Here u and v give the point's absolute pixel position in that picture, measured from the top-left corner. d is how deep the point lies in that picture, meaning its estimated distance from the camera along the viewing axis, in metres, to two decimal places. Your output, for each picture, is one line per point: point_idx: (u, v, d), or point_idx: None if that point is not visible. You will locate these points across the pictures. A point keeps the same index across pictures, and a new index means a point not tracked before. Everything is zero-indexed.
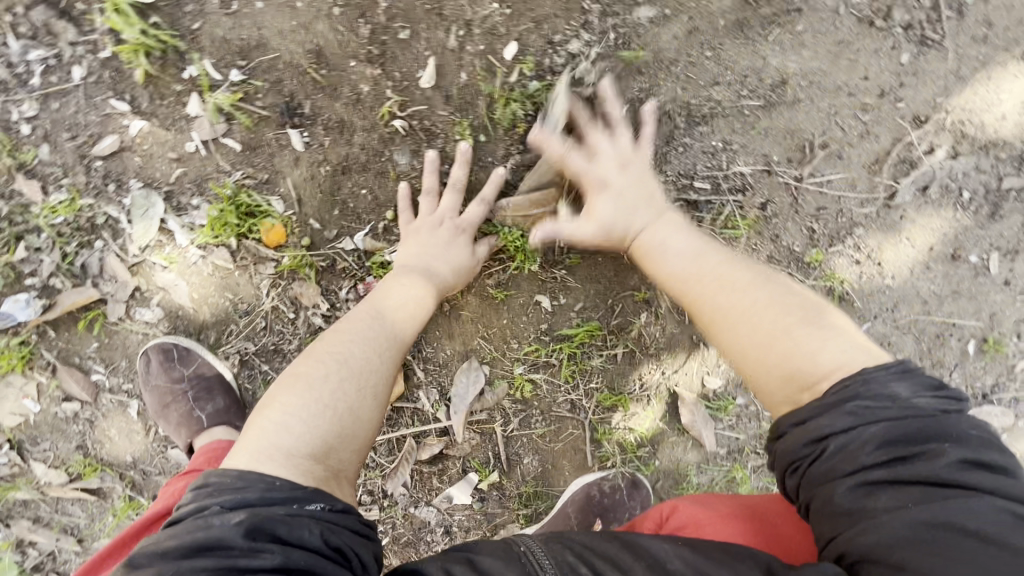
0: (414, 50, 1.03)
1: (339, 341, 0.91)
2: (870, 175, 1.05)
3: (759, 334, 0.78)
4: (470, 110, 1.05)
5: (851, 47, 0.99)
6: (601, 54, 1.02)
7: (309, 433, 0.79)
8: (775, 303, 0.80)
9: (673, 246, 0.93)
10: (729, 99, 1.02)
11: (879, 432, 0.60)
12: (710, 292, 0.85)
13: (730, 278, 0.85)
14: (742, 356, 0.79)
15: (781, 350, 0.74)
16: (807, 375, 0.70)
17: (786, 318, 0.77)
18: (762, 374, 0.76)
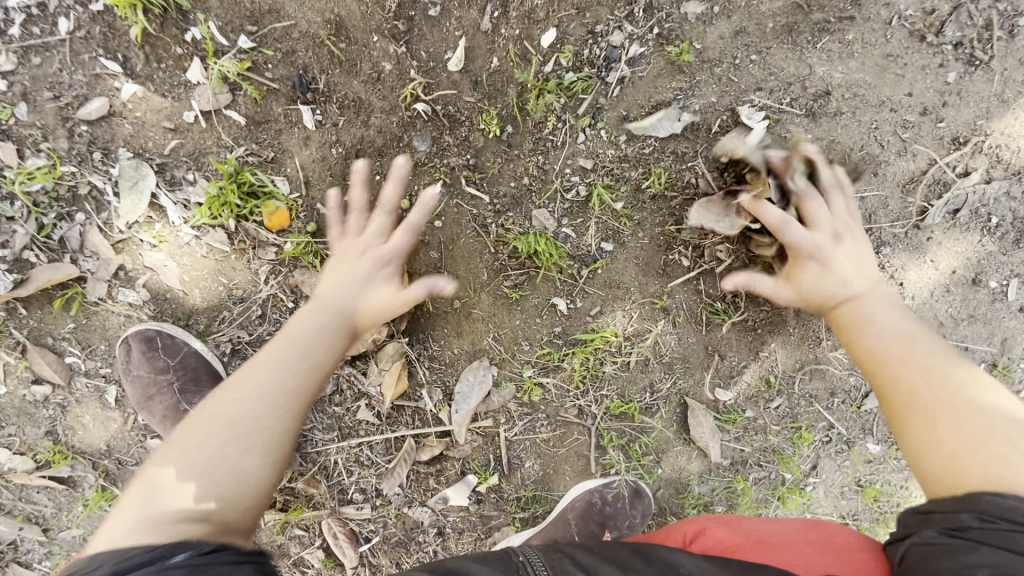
0: (443, 29, 0.97)
1: (230, 393, 0.82)
2: (904, 195, 1.03)
3: (965, 427, 0.71)
4: (500, 98, 0.99)
5: (899, 61, 0.96)
6: (642, 48, 0.96)
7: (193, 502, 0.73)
8: (993, 413, 0.72)
9: (884, 321, 0.88)
10: (770, 106, 0.98)
11: None
12: (903, 372, 0.81)
13: (930, 366, 0.80)
14: (926, 441, 0.73)
15: (994, 453, 0.67)
16: (1017, 485, 0.62)
17: (993, 423, 0.70)
18: (950, 471, 0.68)
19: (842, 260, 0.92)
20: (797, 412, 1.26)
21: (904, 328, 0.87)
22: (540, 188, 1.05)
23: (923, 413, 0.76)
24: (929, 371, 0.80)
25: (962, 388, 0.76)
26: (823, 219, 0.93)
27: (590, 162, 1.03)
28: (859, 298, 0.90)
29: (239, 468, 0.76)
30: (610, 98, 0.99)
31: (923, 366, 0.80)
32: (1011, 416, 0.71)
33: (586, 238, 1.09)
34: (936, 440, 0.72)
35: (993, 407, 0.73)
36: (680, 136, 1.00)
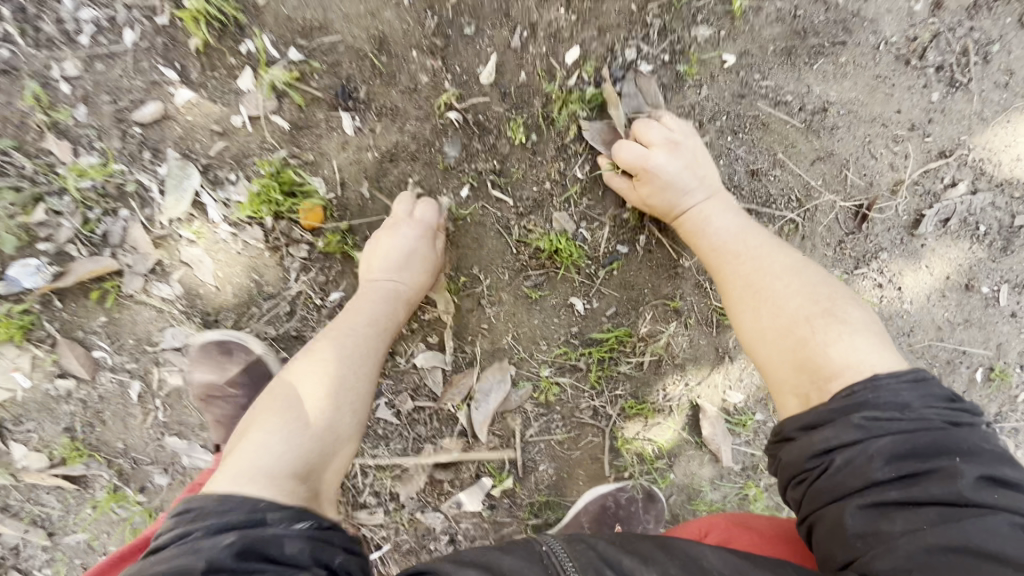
0: (476, 46, 1.07)
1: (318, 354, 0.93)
2: (898, 203, 1.11)
3: (785, 314, 0.85)
4: (526, 109, 1.08)
5: (887, 82, 1.06)
6: (657, 66, 1.06)
7: (274, 453, 0.80)
8: (805, 299, 0.86)
9: (719, 223, 1.01)
10: (774, 120, 1.08)
11: (886, 446, 0.68)
12: (739, 266, 0.94)
13: (748, 263, 0.94)
14: (754, 338, 0.88)
15: (799, 337, 0.82)
16: (814, 364, 0.79)
17: (800, 302, 0.85)
18: (767, 358, 0.86)
19: (677, 169, 1.02)
20: None
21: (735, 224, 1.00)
22: (560, 193, 1.12)
23: (745, 306, 0.90)
24: (758, 261, 0.94)
25: (776, 276, 0.89)
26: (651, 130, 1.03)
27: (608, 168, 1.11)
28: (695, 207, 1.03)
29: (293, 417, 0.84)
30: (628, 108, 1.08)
31: (753, 256, 0.94)
32: (811, 288, 0.87)
33: (604, 240, 1.16)
34: (755, 332, 0.87)
35: (799, 285, 0.87)
36: None
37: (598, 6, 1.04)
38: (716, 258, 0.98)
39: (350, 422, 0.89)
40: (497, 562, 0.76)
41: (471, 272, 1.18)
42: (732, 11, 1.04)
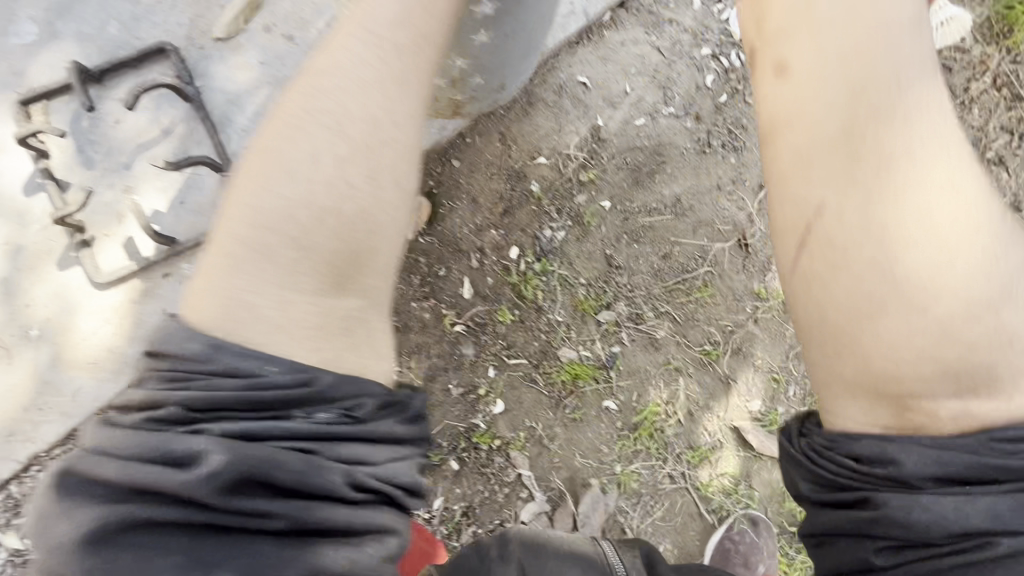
0: (451, 277, 1.48)
1: (321, 102, 0.71)
2: (757, 227, 1.61)
3: (959, 304, 0.67)
4: (502, 297, 1.50)
5: (703, 166, 1.60)
6: (567, 229, 1.53)
7: (305, 178, 0.69)
8: (1011, 312, 0.68)
9: (931, 125, 0.69)
10: (655, 220, 1.58)
11: (998, 508, 0.64)
12: (901, 181, 0.68)
13: (936, 204, 0.67)
14: (879, 285, 0.67)
15: (965, 350, 0.68)
16: (945, 383, 0.68)
17: (965, 288, 0.67)
18: (870, 352, 0.69)
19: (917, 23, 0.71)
20: (810, 389, 1.62)
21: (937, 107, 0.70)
22: (555, 335, 1.51)
23: (890, 241, 0.67)
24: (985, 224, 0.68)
25: (949, 213, 0.67)
26: None
27: (574, 302, 1.52)
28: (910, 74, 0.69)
29: (351, 140, 0.70)
30: (566, 259, 1.53)
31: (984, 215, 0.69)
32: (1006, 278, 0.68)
33: (602, 350, 1.53)
34: (891, 296, 0.67)
35: (985, 268, 0.67)
36: (616, 263, 1.56)
37: (512, 216, 1.50)
38: (879, 135, 0.69)
39: (395, 101, 0.73)
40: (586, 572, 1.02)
41: (526, 425, 1.48)
42: (589, 179, 1.54)
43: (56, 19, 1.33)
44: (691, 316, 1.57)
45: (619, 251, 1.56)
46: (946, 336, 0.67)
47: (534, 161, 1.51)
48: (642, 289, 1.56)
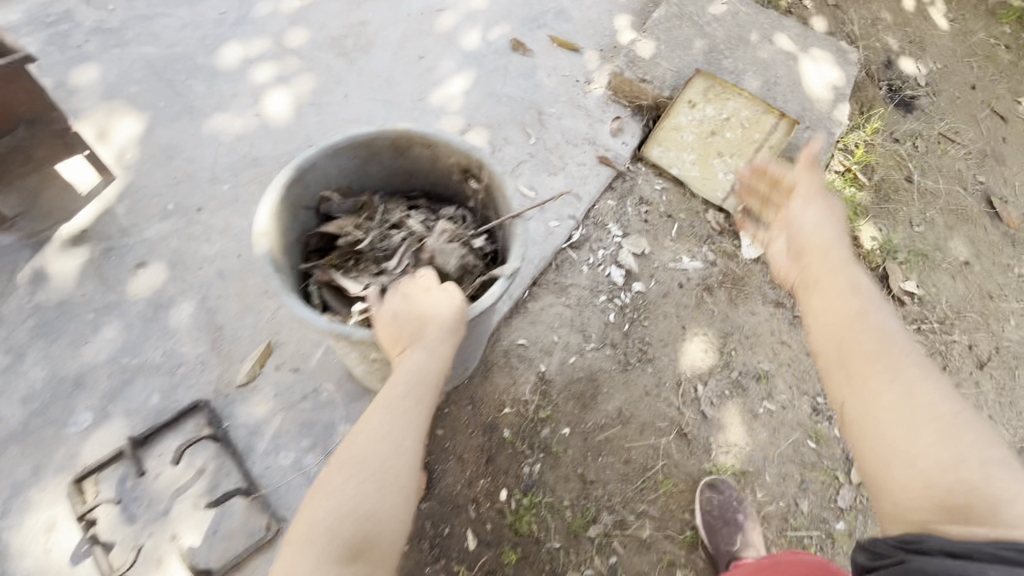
0: (456, 534, 1.69)
1: (362, 441, 1.01)
2: (689, 416, 1.99)
3: (951, 465, 0.90)
4: (504, 541, 1.70)
5: (630, 381, 2.03)
6: (541, 463, 1.83)
7: (343, 505, 0.94)
8: (918, 378, 0.98)
9: (891, 330, 1.04)
10: (608, 435, 1.92)
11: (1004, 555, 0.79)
12: (883, 375, 0.99)
13: (913, 381, 0.97)
14: (883, 445, 0.96)
15: (958, 491, 0.88)
16: (964, 508, 0.87)
17: (956, 437, 0.92)
18: (900, 491, 0.93)
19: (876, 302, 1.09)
20: (786, 546, 1.87)
21: (888, 321, 1.06)
22: (558, 561, 1.71)
23: (892, 409, 0.96)
24: (879, 324, 1.06)
25: (934, 397, 0.95)
26: (842, 253, 1.19)
27: (567, 526, 1.76)
28: (872, 314, 1.07)
29: (373, 469, 0.98)
30: (550, 489, 1.80)
31: (870, 314, 1.07)
32: (988, 446, 0.92)
33: (602, 566, 1.73)
34: (892, 448, 0.94)
35: (967, 429, 0.92)
36: (590, 481, 1.84)
37: (495, 463, 1.80)
38: (851, 337, 1.05)
39: (407, 448, 1.03)
40: None
41: None
42: (547, 415, 1.91)
43: (108, 403, 1.69)
44: (665, 509, 1.84)
45: (591, 468, 1.86)
46: (873, 397, 0.99)
47: (501, 412, 1.88)
48: (618, 495, 1.83)
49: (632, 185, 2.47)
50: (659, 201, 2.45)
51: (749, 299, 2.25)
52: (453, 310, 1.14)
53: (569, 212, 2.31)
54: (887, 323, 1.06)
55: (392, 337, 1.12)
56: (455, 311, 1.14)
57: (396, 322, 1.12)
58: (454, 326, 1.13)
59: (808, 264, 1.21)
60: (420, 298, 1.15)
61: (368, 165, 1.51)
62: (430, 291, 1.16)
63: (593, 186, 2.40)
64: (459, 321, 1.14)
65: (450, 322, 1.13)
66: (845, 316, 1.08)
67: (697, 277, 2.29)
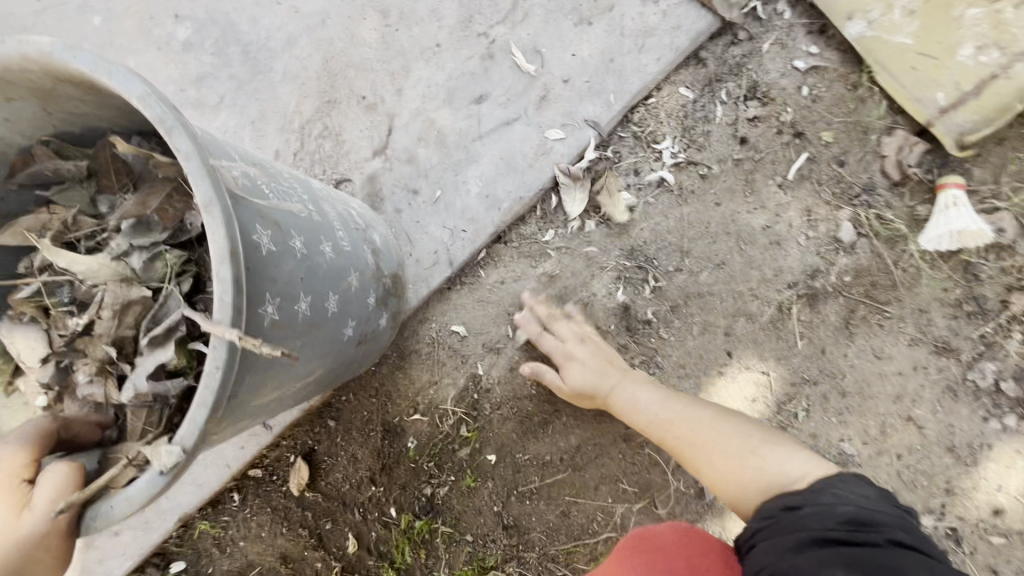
0: (338, 531, 1.49)
1: None
2: (676, 485, 1.35)
3: (759, 470, 1.01)
4: (386, 555, 1.47)
5: (605, 414, 1.37)
6: (445, 486, 1.43)
7: None
8: (709, 437, 1.10)
9: (643, 398, 1.21)
10: (546, 478, 1.40)
11: (849, 510, 0.86)
12: (687, 429, 1.14)
13: (700, 414, 1.15)
14: (721, 462, 1.06)
15: (766, 479, 1.00)
16: (779, 488, 0.97)
17: (757, 445, 1.06)
18: (743, 493, 1.01)
19: (646, 396, 1.22)
20: None
21: (657, 402, 1.20)
22: None
23: (713, 445, 1.09)
24: (637, 408, 1.21)
25: (723, 425, 1.12)
26: (635, 385, 1.23)
27: (462, 562, 1.44)
28: (615, 390, 1.25)
29: None
30: (452, 517, 1.44)
31: (631, 407, 1.22)
32: (784, 445, 1.06)
33: None
34: (729, 464, 1.05)
35: (762, 436, 1.09)
36: (504, 523, 1.43)
37: (391, 474, 1.45)
38: (668, 409, 1.18)
39: None
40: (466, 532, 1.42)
41: None
42: (470, 434, 1.42)
43: None
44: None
45: (511, 510, 1.42)
46: (711, 439, 1.10)
47: (411, 417, 1.43)
48: (537, 549, 1.42)
49: (745, 58, 1.24)
50: (790, 100, 1.23)
51: (878, 334, 1.24)
52: (20, 549, 0.61)
53: (593, 113, 1.27)
54: (648, 400, 1.21)
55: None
56: (26, 552, 0.61)
57: None
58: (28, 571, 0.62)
59: (573, 375, 1.28)
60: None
61: (65, 105, 0.78)
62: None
63: (658, 57, 1.24)
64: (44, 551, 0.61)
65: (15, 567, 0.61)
66: (621, 412, 1.24)
67: (797, 272, 1.26)
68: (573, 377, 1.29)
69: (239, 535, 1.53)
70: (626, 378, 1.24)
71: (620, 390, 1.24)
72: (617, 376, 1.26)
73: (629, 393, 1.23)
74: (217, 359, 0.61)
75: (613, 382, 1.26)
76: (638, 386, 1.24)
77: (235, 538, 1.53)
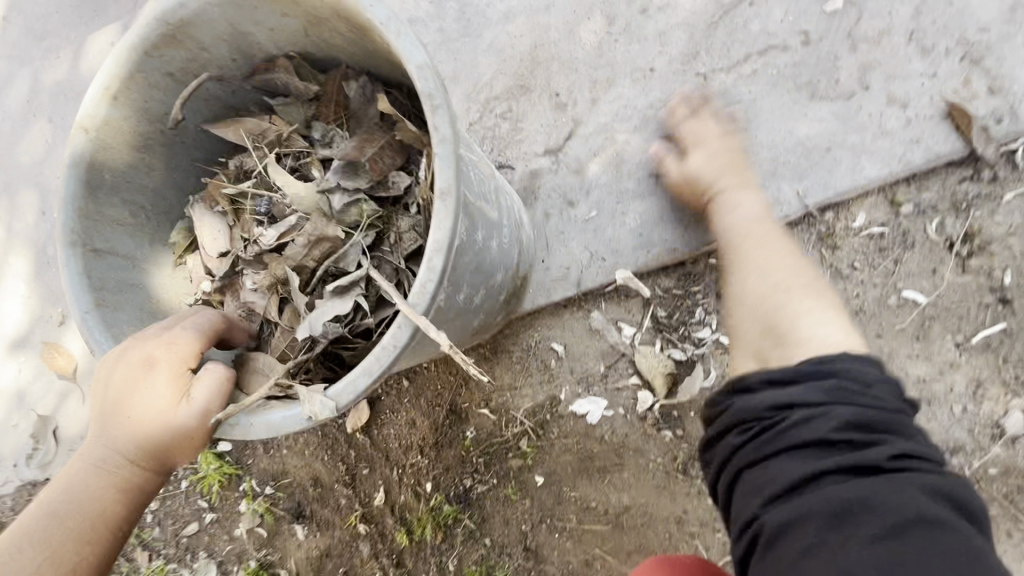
0: (371, 480, 1.54)
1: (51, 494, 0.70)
2: None
3: (777, 308, 0.99)
4: (407, 521, 1.51)
5: (668, 489, 1.32)
6: (485, 485, 1.44)
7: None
8: (749, 273, 1.07)
9: (746, 210, 1.15)
10: (582, 520, 1.38)
11: (848, 413, 0.74)
12: (737, 237, 1.14)
13: (777, 246, 1.09)
14: (753, 312, 1.02)
15: (769, 316, 0.99)
16: (784, 333, 0.95)
17: (794, 287, 1.03)
18: (741, 307, 1.05)
19: (755, 210, 1.15)
20: None
21: (754, 214, 1.14)
22: None
23: (746, 268, 1.08)
24: (728, 213, 1.16)
25: (772, 259, 1.07)
26: (733, 211, 1.16)
27: (473, 558, 1.46)
28: (722, 191, 1.18)
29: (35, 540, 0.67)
30: (480, 516, 1.45)
31: (725, 217, 1.16)
32: (809, 285, 1.04)
33: None
34: (744, 290, 1.06)
35: (801, 279, 1.05)
36: (525, 542, 1.42)
37: (440, 452, 1.47)
38: (739, 233, 1.14)
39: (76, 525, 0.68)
40: (490, 532, 1.44)
41: None
42: (529, 448, 1.41)
43: None
44: None
45: (536, 534, 1.41)
46: (757, 284, 1.05)
47: (479, 409, 1.44)
48: None
49: (979, 198, 1.11)
50: (1011, 261, 1.09)
51: (1002, 541, 1.11)
52: (183, 434, 0.69)
53: (785, 195, 1.19)
54: (741, 215, 1.15)
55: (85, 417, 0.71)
56: (183, 437, 0.69)
57: (131, 365, 0.68)
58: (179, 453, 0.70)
59: (700, 164, 1.22)
60: (137, 383, 0.68)
61: (324, 33, 0.81)
62: (161, 375, 0.69)
63: (883, 163, 1.13)
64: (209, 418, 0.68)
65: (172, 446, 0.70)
66: (710, 215, 1.20)
67: (937, 441, 1.14)
68: (692, 164, 1.22)
69: (285, 444, 1.61)
70: (722, 198, 1.18)
71: (720, 204, 1.19)
72: (728, 199, 1.17)
73: (729, 201, 1.18)
74: (398, 339, 0.61)
75: (726, 188, 1.18)
76: (739, 215, 1.15)
77: (281, 445, 1.61)
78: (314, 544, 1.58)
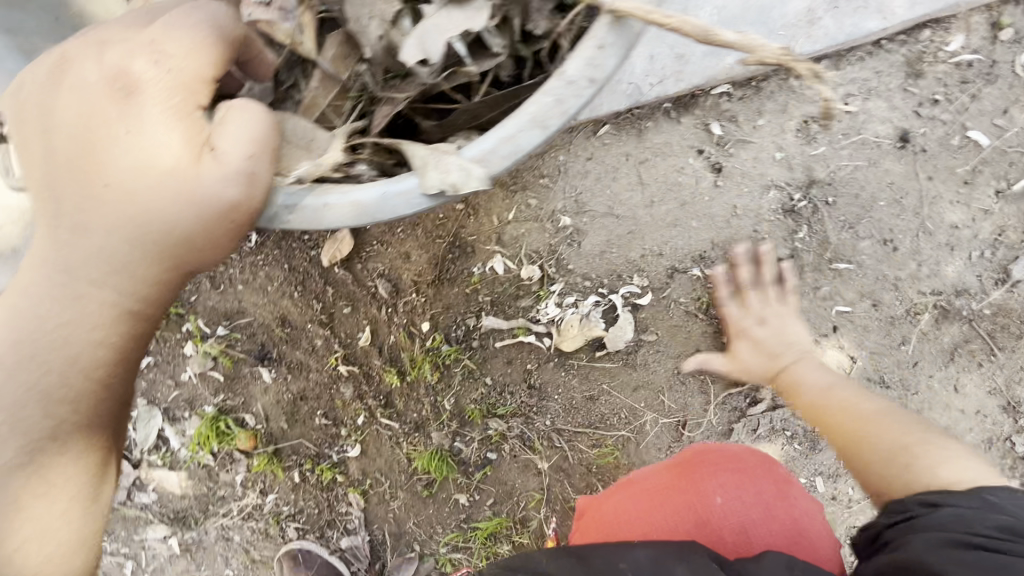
0: (353, 319, 1.34)
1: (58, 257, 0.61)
2: (709, 418, 1.35)
3: (899, 450, 0.86)
4: (397, 362, 1.37)
5: (684, 328, 1.28)
6: (489, 325, 1.31)
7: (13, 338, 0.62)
8: (851, 411, 0.99)
9: (817, 379, 1.11)
10: (591, 358, 1.33)
11: (996, 517, 0.69)
12: (840, 412, 1.01)
13: (870, 405, 0.98)
14: (882, 448, 0.89)
15: (901, 457, 0.85)
16: (926, 473, 0.81)
17: (912, 439, 0.87)
18: (882, 479, 0.86)
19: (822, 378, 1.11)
20: None
21: (828, 381, 1.09)
22: (435, 418, 1.40)
23: (857, 429, 0.95)
24: (845, 407, 1.00)
25: (894, 425, 0.92)
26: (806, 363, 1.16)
27: (470, 397, 1.38)
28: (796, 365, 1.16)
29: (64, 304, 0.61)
30: (480, 356, 1.35)
31: (843, 406, 1.01)
32: (920, 423, 0.91)
33: (479, 450, 1.42)
34: (871, 453, 0.90)
35: (921, 430, 0.89)
36: (528, 382, 1.36)
37: (440, 289, 1.30)
38: (835, 394, 1.05)
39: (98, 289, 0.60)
40: (490, 372, 1.36)
41: (375, 475, 1.45)
42: (540, 289, 1.28)
43: None
44: (570, 461, 1.40)
45: (541, 371, 1.35)
46: (880, 455, 0.88)
47: (488, 242, 1.26)
48: (548, 418, 1.38)
49: None
50: None
51: (973, 370, 1.23)
52: (195, 199, 0.56)
53: (890, 4, 1.05)
54: (817, 379, 1.11)
55: (56, 195, 0.60)
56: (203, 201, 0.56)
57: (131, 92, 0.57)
58: (193, 235, 0.58)
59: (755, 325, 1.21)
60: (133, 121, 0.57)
61: None
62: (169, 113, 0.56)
63: None
64: (246, 183, 0.56)
65: (185, 222, 0.57)
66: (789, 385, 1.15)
67: (948, 283, 1.19)
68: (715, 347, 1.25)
69: (240, 280, 1.34)
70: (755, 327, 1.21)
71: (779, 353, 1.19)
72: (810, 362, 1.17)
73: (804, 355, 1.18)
74: (605, 36, 0.58)
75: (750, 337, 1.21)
76: (813, 381, 1.11)
77: (235, 281, 1.34)
78: (285, 387, 1.41)
